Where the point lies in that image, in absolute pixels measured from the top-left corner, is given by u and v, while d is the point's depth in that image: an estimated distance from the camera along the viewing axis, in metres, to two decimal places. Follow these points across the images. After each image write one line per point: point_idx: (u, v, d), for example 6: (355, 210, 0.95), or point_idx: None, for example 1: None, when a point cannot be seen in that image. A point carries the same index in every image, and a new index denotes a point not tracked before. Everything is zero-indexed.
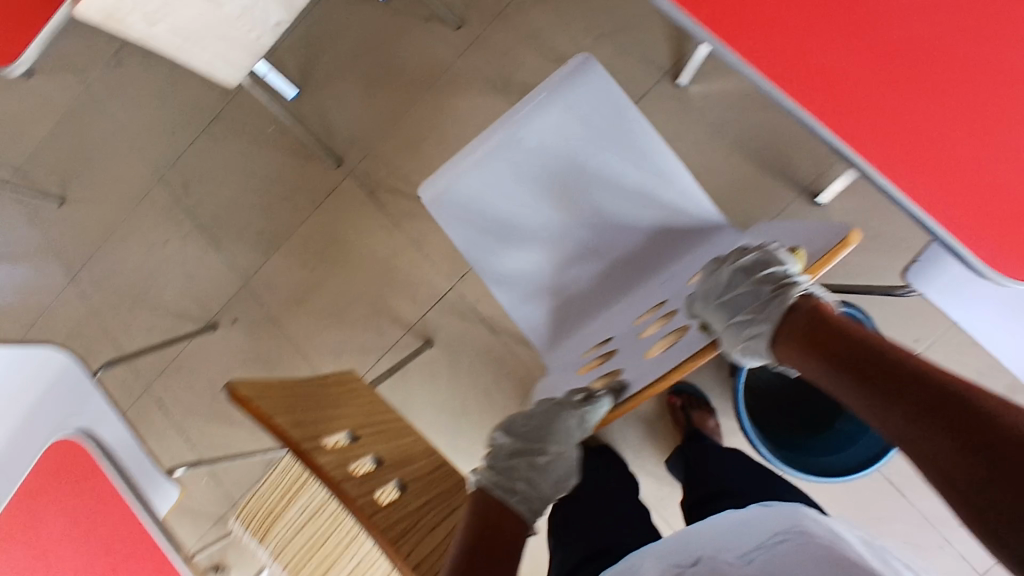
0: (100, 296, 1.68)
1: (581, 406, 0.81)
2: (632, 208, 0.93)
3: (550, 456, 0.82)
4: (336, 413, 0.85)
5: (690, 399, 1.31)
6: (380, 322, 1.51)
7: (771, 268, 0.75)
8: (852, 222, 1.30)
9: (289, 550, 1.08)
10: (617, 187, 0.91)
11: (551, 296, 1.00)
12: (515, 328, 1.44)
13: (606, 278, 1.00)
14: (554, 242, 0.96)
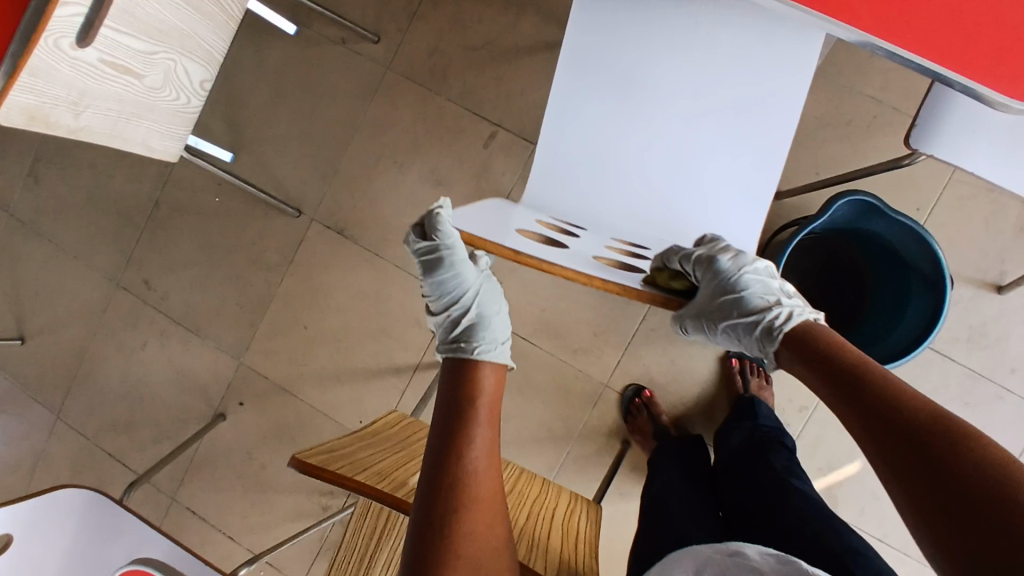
0: (95, 422, 1.58)
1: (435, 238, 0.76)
2: (705, 167, 0.87)
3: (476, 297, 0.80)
4: (407, 458, 0.80)
5: (750, 364, 1.30)
6: (392, 356, 1.45)
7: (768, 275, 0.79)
8: (821, 115, 1.30)
9: None
10: (717, 131, 0.86)
11: (571, 196, 0.89)
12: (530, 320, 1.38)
13: (624, 213, 0.88)
14: (620, 141, 0.88)
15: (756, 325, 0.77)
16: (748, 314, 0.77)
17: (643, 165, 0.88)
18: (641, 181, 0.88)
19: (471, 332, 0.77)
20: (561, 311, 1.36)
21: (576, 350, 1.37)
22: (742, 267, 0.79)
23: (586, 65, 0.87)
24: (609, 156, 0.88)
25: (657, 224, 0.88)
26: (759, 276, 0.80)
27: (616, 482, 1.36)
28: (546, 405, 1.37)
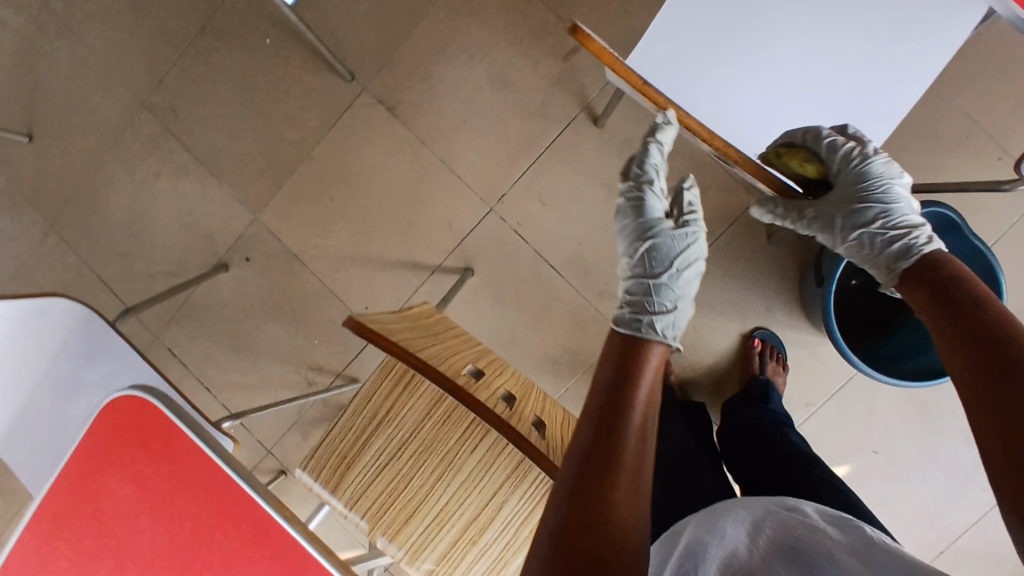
0: (91, 242, 1.51)
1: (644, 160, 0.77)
2: (815, 102, 0.84)
3: (677, 251, 0.76)
4: (459, 347, 0.84)
5: (772, 348, 1.27)
6: (413, 252, 1.39)
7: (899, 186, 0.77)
8: (913, 119, 1.25)
9: (368, 495, 1.03)
10: (841, 71, 0.83)
11: (676, 79, 0.84)
12: (564, 250, 1.33)
13: (720, 116, 0.84)
14: (745, 44, 0.84)
15: (866, 236, 0.75)
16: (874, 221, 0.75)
17: (749, 117, 0.85)
18: (745, 127, 0.85)
19: (648, 302, 0.73)
20: (598, 250, 1.32)
21: (602, 292, 1.33)
22: (888, 176, 0.76)
23: (693, 16, 0.83)
24: (718, 95, 0.84)
25: (746, 139, 0.85)
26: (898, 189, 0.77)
27: None
28: (558, 339, 1.34)
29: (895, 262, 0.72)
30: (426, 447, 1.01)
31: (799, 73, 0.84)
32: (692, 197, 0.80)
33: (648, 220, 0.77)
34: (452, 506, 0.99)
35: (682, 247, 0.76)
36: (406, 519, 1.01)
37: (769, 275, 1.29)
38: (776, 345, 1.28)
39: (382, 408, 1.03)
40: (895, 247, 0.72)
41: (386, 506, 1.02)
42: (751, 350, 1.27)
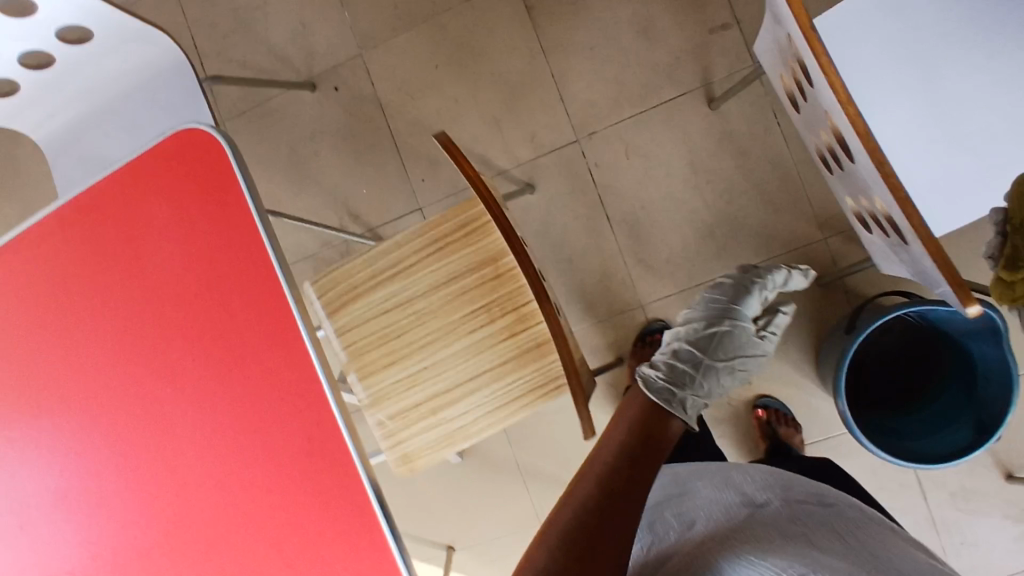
0: (207, 10, 1.54)
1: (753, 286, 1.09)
2: (974, 133, 0.86)
3: (735, 361, 1.04)
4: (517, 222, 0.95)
5: (776, 414, 1.28)
6: (488, 149, 1.40)
7: None
8: None
9: (359, 330, 1.06)
10: (1014, 114, 0.84)
11: (856, 52, 0.88)
12: (626, 208, 1.35)
13: (883, 107, 0.88)
14: (936, 47, 0.85)
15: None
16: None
17: (915, 155, 0.89)
18: (900, 129, 0.88)
19: (694, 380, 1.00)
20: (655, 221, 1.34)
21: (641, 260, 1.35)
22: None
23: (874, 33, 0.87)
24: (887, 85, 0.87)
25: (896, 139, 0.88)
26: None
27: None
28: (581, 284, 1.37)
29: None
30: (430, 310, 1.04)
31: (961, 108, 0.86)
32: (780, 320, 1.09)
33: (735, 310, 1.07)
34: (431, 370, 1.04)
35: (745, 351, 1.06)
36: (385, 365, 1.06)
37: (802, 316, 1.28)
38: (782, 408, 1.29)
39: (403, 260, 1.04)
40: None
41: (373, 346, 1.05)
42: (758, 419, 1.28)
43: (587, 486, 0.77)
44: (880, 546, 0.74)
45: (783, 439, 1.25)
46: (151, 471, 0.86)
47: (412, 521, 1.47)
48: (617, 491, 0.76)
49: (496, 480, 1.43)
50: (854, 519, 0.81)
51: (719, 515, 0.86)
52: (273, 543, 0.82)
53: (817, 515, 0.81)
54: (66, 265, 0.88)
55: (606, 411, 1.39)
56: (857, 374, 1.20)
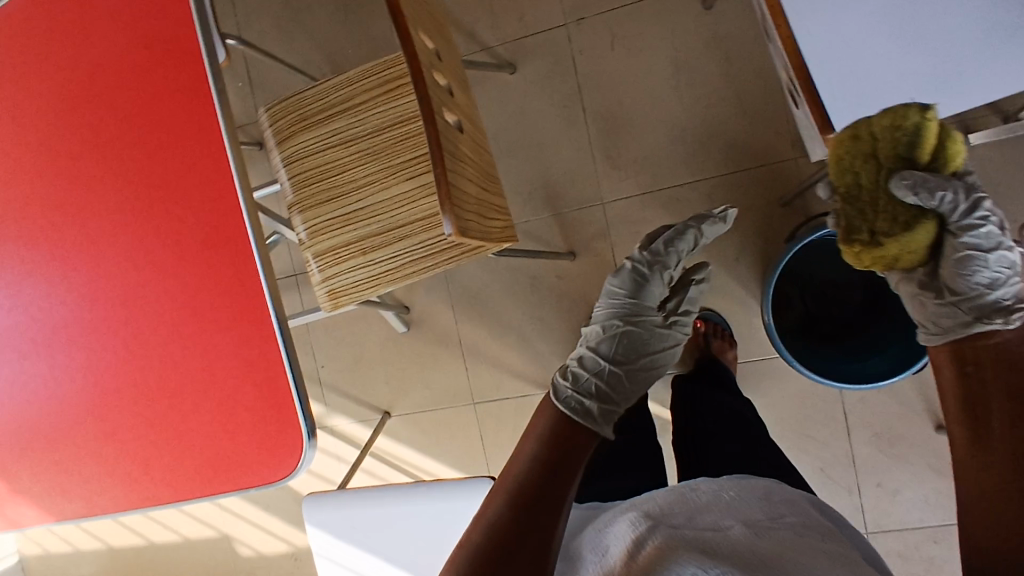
0: None
1: (657, 265, 0.89)
2: (893, 43, 0.72)
3: (651, 357, 0.84)
4: (432, 28, 0.79)
5: (714, 328, 1.28)
6: (476, 23, 1.38)
7: (980, 229, 0.62)
8: (986, 178, 1.16)
9: (305, 162, 1.08)
10: (933, 31, 0.71)
11: None
12: (603, 101, 1.33)
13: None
14: None
15: (970, 253, 0.63)
16: (991, 236, 0.63)
17: (833, 54, 0.72)
18: (819, 23, 0.73)
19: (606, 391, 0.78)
20: (630, 118, 1.32)
21: (610, 156, 1.34)
22: (981, 233, 0.62)
23: None
24: None
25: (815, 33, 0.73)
26: (990, 248, 0.63)
27: (536, 271, 1.40)
28: (547, 172, 1.37)
29: (1003, 312, 0.60)
30: (372, 149, 1.05)
31: (880, 10, 0.72)
32: (697, 291, 0.89)
33: (638, 304, 0.87)
34: (366, 209, 1.06)
35: (658, 343, 0.85)
36: (324, 199, 1.08)
37: (759, 234, 1.27)
38: (721, 323, 1.30)
39: (353, 96, 1.05)
40: (994, 291, 0.62)
41: (316, 178, 1.08)
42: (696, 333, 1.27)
43: (494, 509, 0.61)
44: (798, 555, 0.58)
45: (707, 348, 1.26)
46: (65, 240, 0.90)
47: (352, 382, 1.51)
48: (525, 527, 0.59)
49: (436, 353, 1.46)
50: (765, 526, 0.63)
51: (617, 542, 0.66)
52: (177, 324, 0.86)
53: (755, 531, 0.62)
54: (9, 31, 0.90)
55: (551, 304, 1.39)
56: (799, 283, 1.18)
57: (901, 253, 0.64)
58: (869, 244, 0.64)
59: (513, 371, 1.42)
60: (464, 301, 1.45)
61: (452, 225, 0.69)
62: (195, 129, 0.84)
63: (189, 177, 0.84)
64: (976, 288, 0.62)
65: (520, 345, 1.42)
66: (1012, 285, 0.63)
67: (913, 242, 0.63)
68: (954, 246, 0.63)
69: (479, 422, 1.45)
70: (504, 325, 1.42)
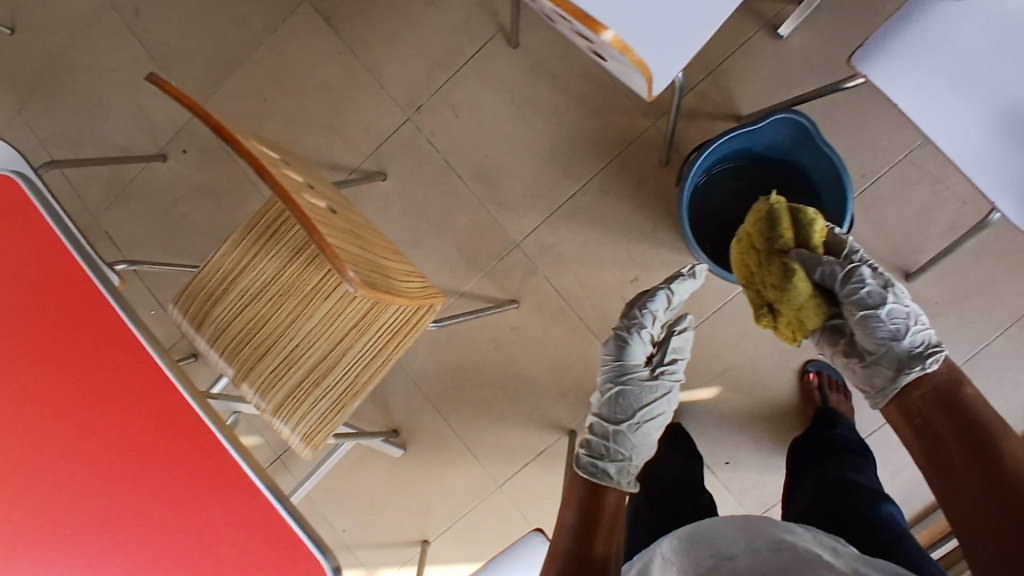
0: (51, 124, 1.62)
1: (634, 328, 1.04)
2: None
3: (648, 412, 0.97)
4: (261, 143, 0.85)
5: (829, 378, 1.26)
6: (335, 155, 1.47)
7: (865, 291, 0.85)
8: (810, 57, 1.27)
9: (229, 332, 1.10)
10: None
11: None
12: (472, 162, 1.41)
13: None
14: None
15: (866, 315, 0.84)
16: (873, 294, 0.84)
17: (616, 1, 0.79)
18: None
19: (617, 451, 0.93)
20: (502, 164, 1.40)
21: (502, 203, 1.40)
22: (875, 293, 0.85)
23: None
24: None
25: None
26: (896, 309, 0.84)
27: (492, 334, 1.41)
28: (457, 244, 1.41)
29: (920, 357, 0.79)
30: (283, 289, 1.08)
31: None
32: (680, 340, 1.04)
33: (625, 366, 1.01)
34: (302, 345, 1.07)
35: (650, 397, 0.98)
36: (260, 357, 1.09)
37: (659, 198, 1.33)
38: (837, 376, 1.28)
39: (247, 251, 1.09)
40: (899, 339, 0.81)
41: (244, 341, 1.09)
42: (809, 385, 1.26)
43: None
44: None
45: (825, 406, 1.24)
46: (24, 508, 0.87)
47: (378, 529, 1.45)
48: None
49: (442, 458, 1.43)
50: None
51: None
52: (160, 518, 0.86)
53: None
54: None
55: (521, 355, 1.40)
56: (708, 219, 1.19)
57: (804, 317, 0.90)
58: (773, 317, 0.92)
59: (520, 435, 1.40)
60: (443, 396, 1.43)
61: (354, 279, 0.69)
62: (113, 334, 0.89)
63: (121, 377, 0.88)
64: (886, 337, 0.82)
65: (512, 408, 1.40)
66: (916, 330, 0.82)
67: (799, 297, 0.88)
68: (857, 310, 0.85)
69: (514, 500, 1.40)
70: (487, 398, 1.41)
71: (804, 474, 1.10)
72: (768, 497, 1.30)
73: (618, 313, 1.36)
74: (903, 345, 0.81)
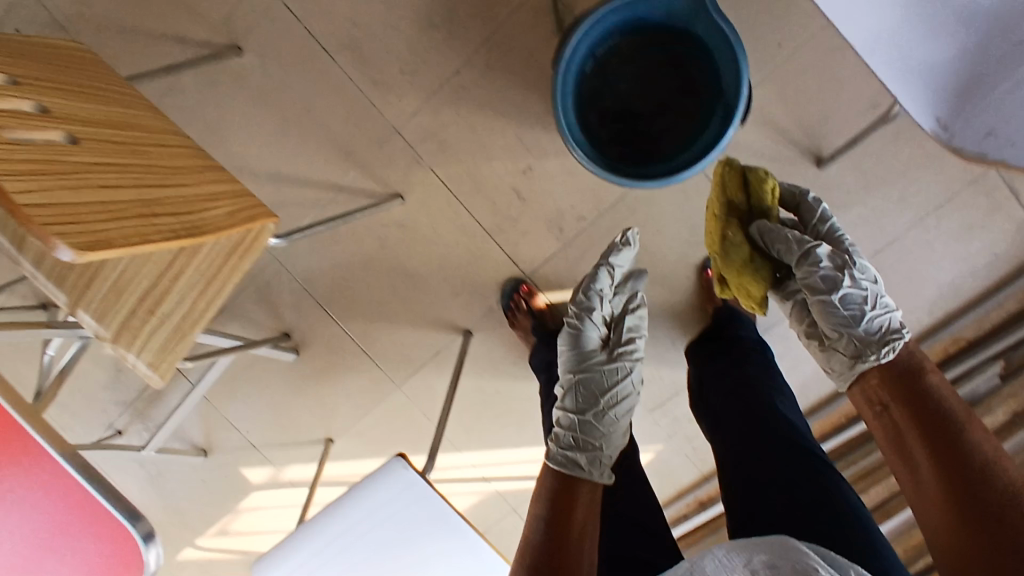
0: None
1: (586, 308, 1.00)
2: None
3: (620, 396, 0.92)
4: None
5: None
6: (179, 23, 1.24)
7: (833, 271, 0.82)
8: None
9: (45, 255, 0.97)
10: None
11: None
12: (339, 31, 1.20)
13: None
14: None
15: (821, 297, 0.82)
16: (827, 278, 0.82)
17: None
18: None
19: (594, 445, 0.86)
20: (373, 32, 1.19)
21: (377, 81, 1.21)
22: (836, 274, 0.82)
23: None
24: None
25: None
26: (858, 291, 0.80)
27: (377, 232, 1.28)
28: (331, 132, 1.25)
29: (877, 345, 0.77)
30: None
31: None
32: (635, 320, 1.01)
33: (584, 354, 0.96)
34: (129, 271, 0.95)
35: (615, 379, 0.94)
36: (84, 286, 0.96)
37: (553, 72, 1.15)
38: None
39: None
40: (853, 324, 0.79)
41: (63, 266, 0.96)
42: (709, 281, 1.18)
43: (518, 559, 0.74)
44: None
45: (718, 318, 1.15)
46: None
47: (280, 430, 1.43)
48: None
49: (338, 360, 1.37)
50: None
51: None
52: None
53: None
54: None
55: (410, 253, 1.29)
56: (596, 105, 1.03)
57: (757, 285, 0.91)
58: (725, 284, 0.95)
59: (415, 336, 1.33)
60: (331, 297, 1.34)
61: (70, 247, 0.56)
62: None
63: None
64: (844, 322, 0.80)
65: (405, 309, 1.32)
66: (876, 315, 0.79)
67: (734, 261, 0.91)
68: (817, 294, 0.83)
69: (413, 399, 1.37)
70: (379, 298, 1.32)
71: (719, 387, 0.98)
72: (664, 392, 1.26)
73: (511, 207, 1.23)
74: (860, 327, 0.78)
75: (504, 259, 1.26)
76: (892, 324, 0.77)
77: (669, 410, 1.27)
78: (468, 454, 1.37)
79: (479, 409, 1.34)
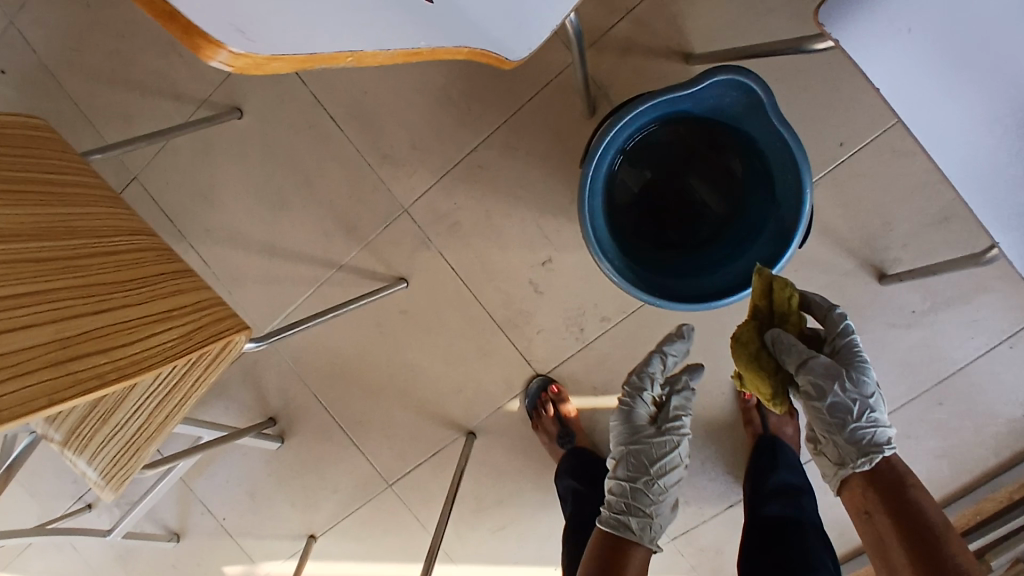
0: None
1: (643, 383, 0.93)
2: None
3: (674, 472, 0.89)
4: None
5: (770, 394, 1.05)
6: (177, 83, 1.14)
7: (830, 385, 0.77)
8: None
9: None
10: None
11: None
12: (348, 100, 1.09)
13: None
14: None
15: (810, 405, 0.78)
16: (818, 389, 0.77)
17: None
18: None
19: (647, 518, 0.86)
20: (384, 103, 1.08)
21: (385, 155, 1.10)
22: (831, 385, 0.77)
23: None
24: None
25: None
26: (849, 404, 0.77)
27: (377, 316, 1.16)
28: (331, 206, 1.13)
29: (857, 454, 0.76)
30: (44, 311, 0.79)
31: None
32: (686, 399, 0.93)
33: (639, 429, 0.91)
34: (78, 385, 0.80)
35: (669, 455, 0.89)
36: None
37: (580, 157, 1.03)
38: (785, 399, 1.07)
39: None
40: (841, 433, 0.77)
41: None
42: (746, 405, 1.05)
43: None
44: None
45: (779, 489, 0.91)
46: None
47: (261, 521, 1.31)
48: None
49: (326, 452, 1.24)
50: None
51: None
52: None
53: None
54: None
55: (412, 343, 1.16)
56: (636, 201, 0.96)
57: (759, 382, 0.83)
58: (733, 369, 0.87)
59: (412, 432, 1.20)
60: (323, 383, 1.21)
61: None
62: None
63: None
64: (831, 429, 0.78)
65: (404, 403, 1.19)
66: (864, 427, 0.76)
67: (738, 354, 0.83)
68: (807, 399, 0.79)
69: (407, 501, 1.23)
70: (375, 389, 1.19)
71: (768, 518, 0.87)
72: (688, 518, 1.11)
73: (525, 301, 1.10)
74: (845, 436, 0.76)
75: (514, 356, 1.13)
76: (879, 439, 0.75)
77: (692, 538, 1.12)
78: (465, 566, 1.23)
79: (478, 517, 1.20)
